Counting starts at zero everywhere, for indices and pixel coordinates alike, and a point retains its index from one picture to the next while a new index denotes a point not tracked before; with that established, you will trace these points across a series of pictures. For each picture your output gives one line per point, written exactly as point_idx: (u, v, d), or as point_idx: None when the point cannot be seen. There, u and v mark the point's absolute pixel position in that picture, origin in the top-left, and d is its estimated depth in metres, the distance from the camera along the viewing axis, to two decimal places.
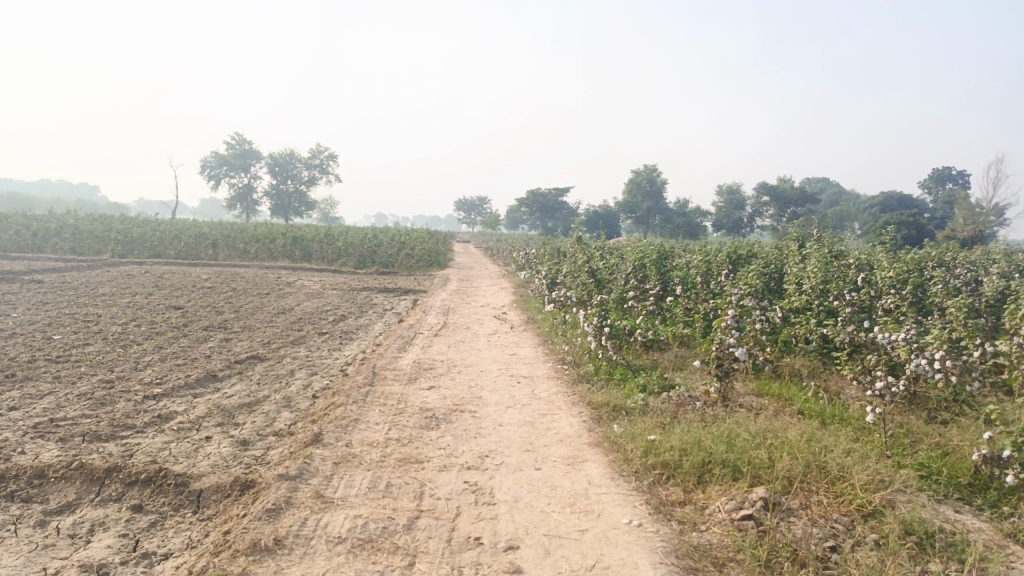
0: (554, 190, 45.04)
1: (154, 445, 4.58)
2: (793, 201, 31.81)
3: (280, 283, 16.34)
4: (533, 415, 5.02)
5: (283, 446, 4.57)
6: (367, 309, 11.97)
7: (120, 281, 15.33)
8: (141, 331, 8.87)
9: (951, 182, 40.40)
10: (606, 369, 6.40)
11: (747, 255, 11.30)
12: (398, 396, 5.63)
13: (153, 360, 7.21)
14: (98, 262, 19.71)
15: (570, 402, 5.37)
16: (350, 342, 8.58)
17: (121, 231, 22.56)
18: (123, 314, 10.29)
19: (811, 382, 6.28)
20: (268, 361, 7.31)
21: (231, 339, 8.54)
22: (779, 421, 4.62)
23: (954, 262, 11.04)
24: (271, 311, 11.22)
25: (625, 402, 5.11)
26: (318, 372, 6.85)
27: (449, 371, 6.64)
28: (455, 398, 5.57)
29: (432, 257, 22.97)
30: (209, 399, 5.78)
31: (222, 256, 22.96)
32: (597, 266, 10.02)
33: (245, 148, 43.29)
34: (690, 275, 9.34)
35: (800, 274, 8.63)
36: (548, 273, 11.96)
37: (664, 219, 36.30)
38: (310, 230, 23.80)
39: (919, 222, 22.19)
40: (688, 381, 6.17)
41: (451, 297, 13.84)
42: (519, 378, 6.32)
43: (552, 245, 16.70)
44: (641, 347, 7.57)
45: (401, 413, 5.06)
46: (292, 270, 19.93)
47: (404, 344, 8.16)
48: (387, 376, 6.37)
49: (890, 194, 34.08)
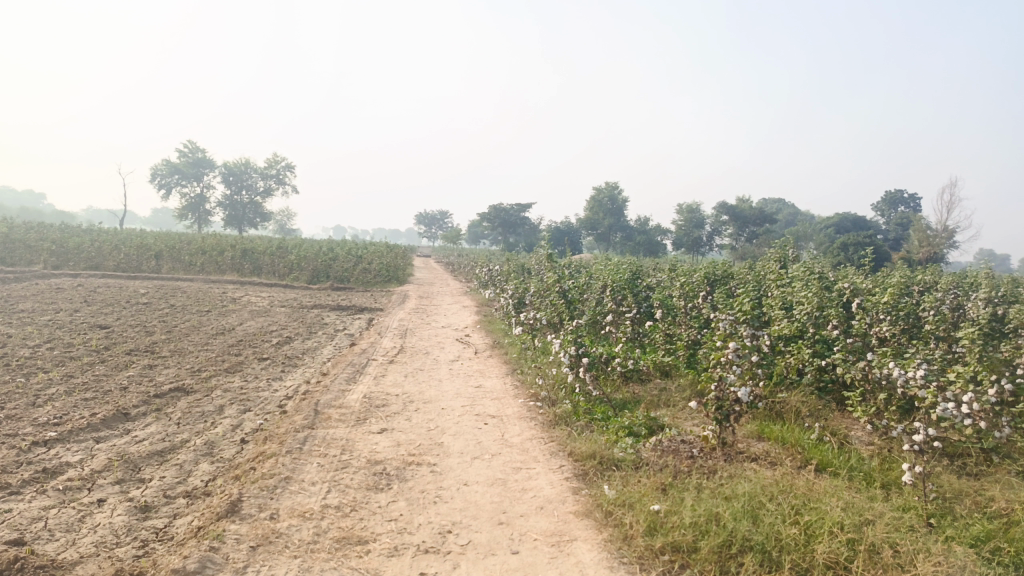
0: (515, 205, 44.34)
1: (26, 515, 3.61)
2: (751, 221, 32.29)
3: (225, 299, 15.17)
4: (505, 470, 4.18)
5: (193, 514, 3.65)
6: (317, 330, 10.99)
7: (46, 295, 14.01)
8: (52, 355, 7.77)
9: (904, 204, 41.09)
10: (584, 407, 5.61)
11: (724, 275, 10.66)
12: (343, 443, 4.74)
13: (57, 391, 6.17)
14: (26, 273, 18.25)
15: (547, 451, 4.56)
16: (294, 370, 7.61)
17: (56, 240, 21.05)
18: (37, 335, 9.13)
19: (815, 423, 5.57)
20: (195, 394, 6.33)
21: (157, 366, 7.50)
22: (799, 479, 3.88)
23: (935, 286, 10.56)
24: (209, 332, 10.15)
25: (613, 453, 4.32)
26: (251, 409, 5.90)
27: (404, 408, 5.76)
28: (411, 445, 4.70)
29: (391, 273, 22.07)
30: (113, 445, 4.80)
31: (165, 269, 21.59)
32: (567, 286, 9.28)
33: (197, 157, 41.72)
34: (669, 298, 8.64)
35: (789, 298, 8.00)
36: (514, 292, 11.15)
37: (625, 236, 35.98)
38: (262, 243, 22.60)
39: (875, 242, 22.02)
40: (679, 423, 5.44)
41: (409, 316, 12.91)
42: (486, 418, 5.47)
43: (516, 261, 15.90)
44: (620, 378, 6.82)
45: (346, 468, 4.18)
46: (241, 284, 18.77)
47: (355, 374, 7.23)
48: (331, 416, 5.45)
49: (846, 215, 34.25)
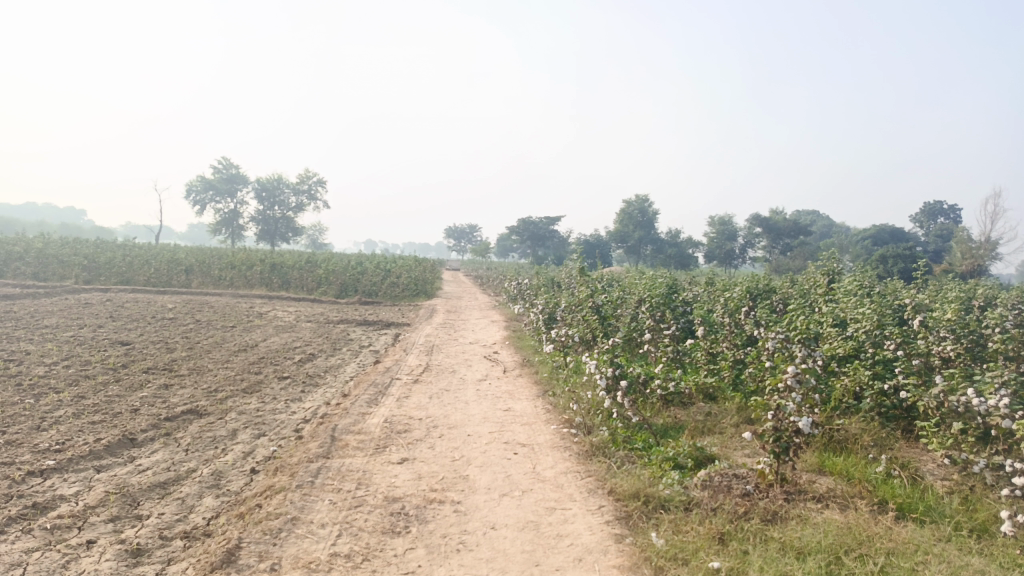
0: (544, 218, 43.94)
1: (4, 560, 3.24)
2: (785, 233, 31.42)
3: (251, 314, 14.96)
4: (538, 510, 3.74)
5: (188, 561, 3.26)
6: (341, 347, 10.64)
7: (73, 310, 13.92)
8: (67, 373, 7.51)
9: (944, 216, 39.78)
10: (623, 435, 5.14)
11: (766, 289, 10.09)
12: (359, 475, 4.33)
13: (64, 414, 5.85)
14: (58, 288, 18.30)
15: (584, 488, 4.10)
16: (314, 390, 7.24)
17: (88, 255, 21.16)
18: (56, 352, 8.90)
19: (880, 455, 5.03)
20: (208, 417, 5.97)
21: (173, 385, 7.19)
22: (877, 527, 3.38)
23: (995, 300, 9.84)
24: (231, 349, 9.86)
25: (659, 491, 3.86)
26: (266, 434, 5.53)
27: (428, 434, 5.35)
28: (432, 479, 4.26)
29: (419, 287, 21.79)
30: (114, 476, 4.44)
31: (195, 283, 21.53)
32: (601, 301, 8.83)
33: (230, 172, 42.03)
34: (711, 315, 8.12)
35: (841, 315, 7.45)
36: (544, 307, 10.68)
37: (656, 248, 35.29)
38: (291, 257, 22.47)
39: (916, 254, 21.17)
40: (729, 454, 4.94)
41: (436, 332, 12.52)
42: (516, 447, 5.02)
43: (545, 275, 15.44)
44: (660, 402, 6.33)
45: (360, 506, 3.76)
46: (268, 299, 18.63)
47: (377, 395, 6.83)
48: (348, 443, 5.04)
49: (884, 227, 33.20)
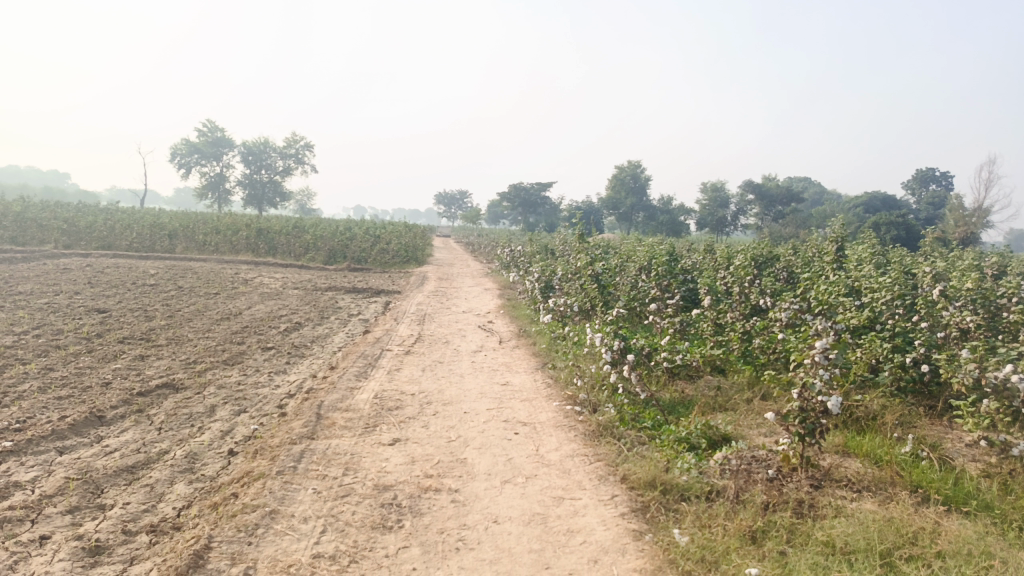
0: (535, 184, 43.37)
1: None
2: (778, 199, 30.94)
3: (236, 280, 14.48)
4: (545, 501, 3.38)
5: (152, 562, 2.89)
6: (329, 315, 10.23)
7: (50, 276, 13.39)
8: (36, 343, 7.06)
9: (935, 183, 39.53)
10: (631, 412, 4.79)
11: (769, 256, 9.73)
12: (347, 459, 3.96)
13: (29, 388, 5.42)
14: (36, 253, 17.69)
15: (594, 474, 3.75)
16: (300, 362, 6.84)
17: (68, 218, 20.45)
18: (27, 320, 8.44)
19: (907, 435, 4.70)
20: (185, 392, 5.56)
21: (149, 357, 6.76)
22: (923, 522, 3.04)
23: (1006, 268, 9.49)
24: (213, 317, 9.41)
25: (677, 480, 3.51)
26: (246, 410, 5.14)
27: (421, 411, 4.98)
28: (427, 463, 3.90)
29: (409, 253, 21.36)
30: (77, 459, 4.04)
31: (179, 249, 20.98)
32: (599, 269, 8.52)
33: (216, 136, 41.02)
34: (718, 284, 7.73)
35: (854, 284, 7.07)
36: (540, 274, 10.27)
37: (648, 215, 34.90)
38: (278, 222, 21.92)
39: (909, 221, 20.90)
40: (745, 433, 4.60)
41: (428, 300, 12.12)
42: (516, 426, 4.66)
43: (538, 241, 15.04)
44: (666, 375, 5.97)
45: (347, 497, 3.39)
46: (254, 265, 18.14)
47: (366, 368, 6.44)
48: (335, 422, 4.66)
49: (877, 194, 32.86)
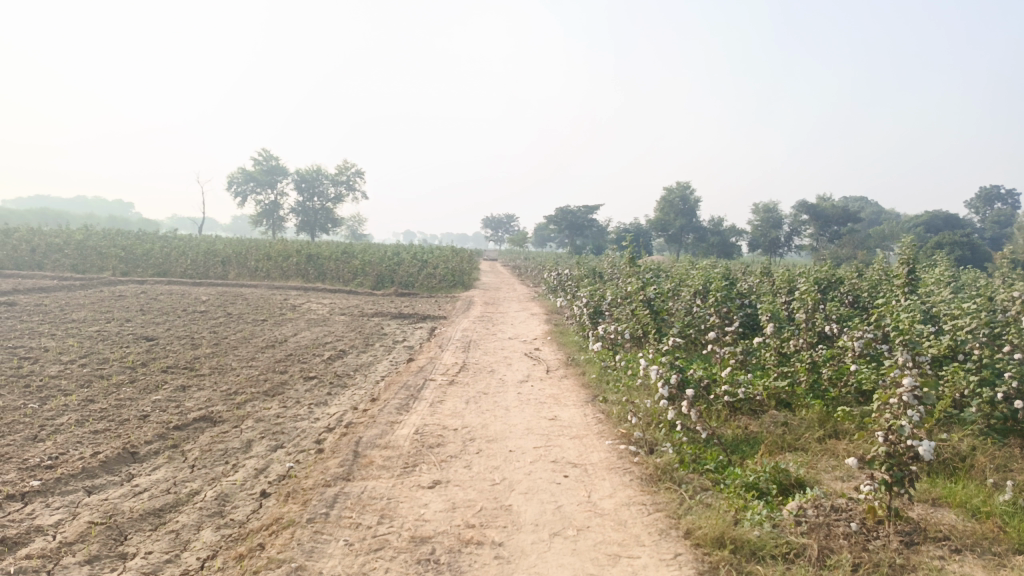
0: (583, 207, 43.11)
1: None
2: (834, 220, 29.89)
3: (284, 306, 14.52)
4: (599, 559, 3.02)
5: None
6: (374, 342, 10.06)
7: (105, 303, 13.60)
8: (80, 373, 7.01)
9: (1000, 200, 37.87)
10: (691, 453, 4.39)
11: (831, 280, 9.17)
12: (384, 504, 3.67)
13: (66, 421, 5.31)
14: (94, 281, 18.08)
15: (652, 527, 3.38)
16: (341, 392, 6.63)
17: (126, 246, 20.93)
18: (76, 349, 8.46)
19: (1006, 481, 4.18)
20: (222, 426, 5.39)
21: (190, 387, 6.64)
22: None
23: None
24: (258, 345, 9.33)
25: (748, 536, 3.13)
26: (283, 446, 4.92)
27: (464, 449, 4.68)
28: (469, 510, 3.59)
29: (456, 277, 21.25)
30: (104, 501, 3.85)
31: (231, 275, 21.28)
32: (652, 294, 8.00)
33: (270, 164, 41.96)
34: (779, 310, 7.25)
35: (932, 309, 6.51)
36: (588, 299, 9.91)
37: (699, 237, 34.19)
38: (327, 247, 22.07)
39: (974, 240, 19.87)
40: (819, 478, 4.16)
41: (474, 326, 11.88)
42: (566, 468, 4.31)
43: (586, 264, 14.71)
44: (726, 410, 5.53)
45: (381, 550, 3.10)
46: (303, 291, 18.22)
47: (408, 399, 6.18)
48: (373, 461, 4.40)
49: (938, 213, 31.61)
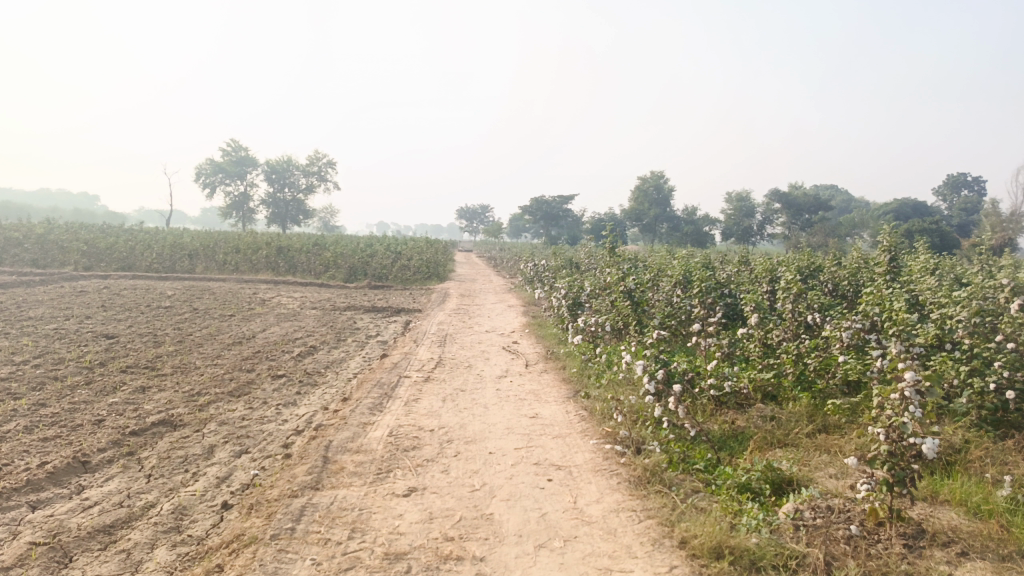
0: (557, 198, 42.91)
1: None
2: (806, 207, 30.17)
3: (253, 300, 14.10)
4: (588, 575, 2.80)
5: None
6: (347, 337, 9.74)
7: (64, 299, 13.07)
8: (33, 375, 6.62)
9: (966, 188, 38.46)
10: (680, 452, 4.18)
11: (812, 268, 9.05)
12: (356, 516, 3.41)
13: (13, 428, 4.95)
14: (54, 276, 17.44)
15: (645, 536, 3.16)
16: (311, 391, 6.34)
17: (88, 240, 20.25)
18: (30, 348, 8.03)
19: (1003, 476, 4.03)
20: (183, 430, 5.07)
21: (151, 388, 6.29)
22: None
23: None
24: (225, 342, 8.96)
25: (747, 545, 2.91)
26: (248, 451, 4.62)
27: (441, 451, 4.43)
28: (448, 520, 3.34)
29: (431, 269, 20.93)
30: (49, 518, 3.53)
31: (199, 268, 20.70)
32: (632, 285, 7.79)
33: (239, 155, 41.08)
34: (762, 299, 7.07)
35: (918, 295, 6.37)
36: (566, 290, 9.69)
37: (673, 227, 34.19)
38: (298, 239, 21.59)
39: (943, 228, 20.04)
40: (813, 476, 3.97)
41: (450, 319, 11.61)
42: (550, 471, 4.08)
43: (562, 254, 14.51)
44: (713, 404, 5.34)
45: (352, 570, 2.84)
46: (273, 284, 17.77)
47: (381, 398, 5.91)
48: (344, 468, 4.13)
49: (907, 201, 32.04)
